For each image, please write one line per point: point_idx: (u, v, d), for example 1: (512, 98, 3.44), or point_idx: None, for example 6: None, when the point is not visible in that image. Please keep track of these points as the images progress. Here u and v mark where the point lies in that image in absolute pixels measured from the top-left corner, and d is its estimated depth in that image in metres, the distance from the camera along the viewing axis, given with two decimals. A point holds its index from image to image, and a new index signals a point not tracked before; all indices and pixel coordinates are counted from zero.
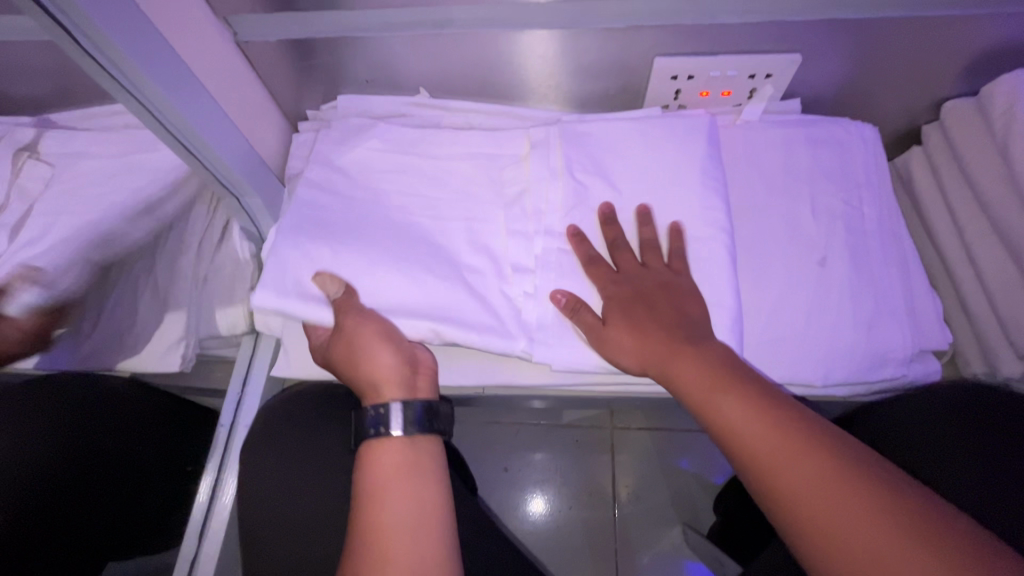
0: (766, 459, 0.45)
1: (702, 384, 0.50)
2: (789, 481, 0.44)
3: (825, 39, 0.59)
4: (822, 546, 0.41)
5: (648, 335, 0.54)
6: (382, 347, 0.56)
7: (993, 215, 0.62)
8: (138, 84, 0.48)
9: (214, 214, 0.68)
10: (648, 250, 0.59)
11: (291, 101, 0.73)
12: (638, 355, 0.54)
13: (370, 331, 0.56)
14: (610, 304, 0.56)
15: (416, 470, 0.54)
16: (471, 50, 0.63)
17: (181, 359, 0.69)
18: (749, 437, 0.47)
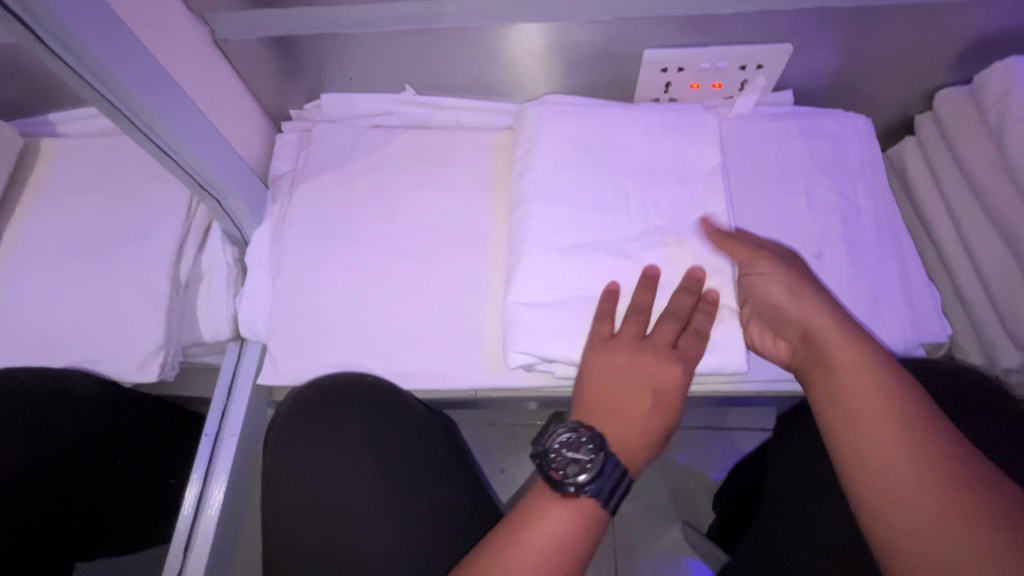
0: (859, 415, 0.45)
1: (825, 328, 0.49)
2: (871, 437, 0.44)
3: (817, 29, 0.58)
4: (871, 500, 0.42)
5: (797, 292, 0.51)
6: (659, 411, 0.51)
7: (988, 204, 0.62)
8: (111, 84, 0.46)
9: (194, 218, 0.65)
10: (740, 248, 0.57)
11: (274, 101, 0.71)
12: (795, 306, 0.51)
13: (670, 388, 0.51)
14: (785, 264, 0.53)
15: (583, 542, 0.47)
16: (459, 46, 0.61)
17: (160, 368, 0.63)
18: (846, 385, 0.47)
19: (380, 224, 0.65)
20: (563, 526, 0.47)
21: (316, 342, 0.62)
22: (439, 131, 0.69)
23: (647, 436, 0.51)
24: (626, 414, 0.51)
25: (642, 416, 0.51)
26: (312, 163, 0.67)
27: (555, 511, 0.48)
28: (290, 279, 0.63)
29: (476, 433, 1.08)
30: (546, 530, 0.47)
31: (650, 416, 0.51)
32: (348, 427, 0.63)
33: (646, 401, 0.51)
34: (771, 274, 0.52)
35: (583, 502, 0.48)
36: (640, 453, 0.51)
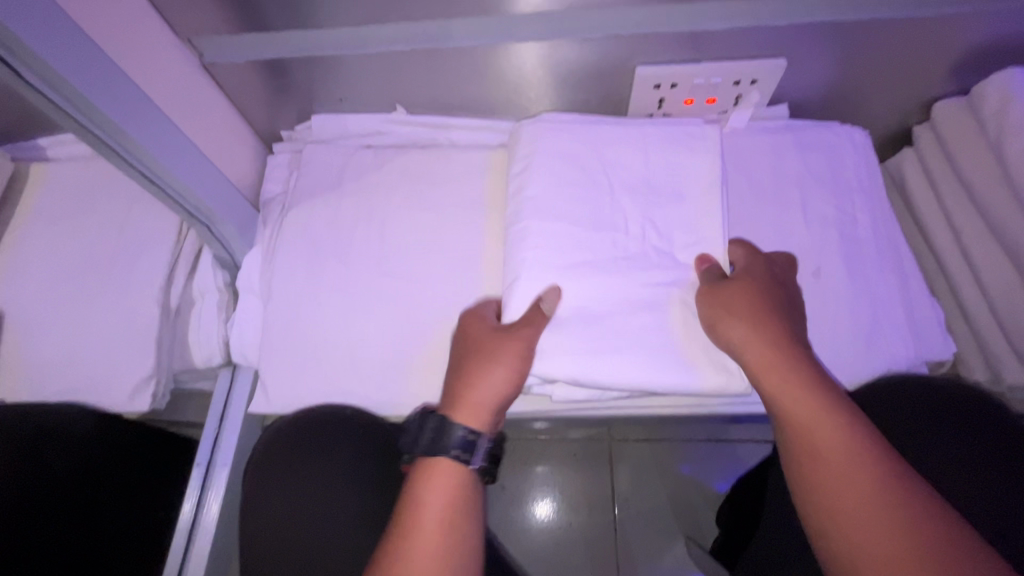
0: (814, 457, 0.46)
1: (768, 365, 0.49)
2: (831, 474, 0.45)
3: (809, 43, 0.57)
4: (829, 534, 0.44)
5: (746, 326, 0.50)
6: (489, 368, 0.52)
7: (990, 216, 0.60)
8: (88, 113, 0.46)
9: (184, 244, 0.64)
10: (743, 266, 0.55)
11: (265, 122, 0.71)
12: (742, 342, 0.50)
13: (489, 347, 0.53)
14: (736, 290, 0.52)
15: (462, 490, 0.52)
16: (448, 65, 0.61)
17: (152, 397, 0.62)
18: (796, 422, 0.48)
19: (372, 246, 0.64)
20: (439, 491, 0.51)
21: (308, 366, 0.61)
22: (431, 149, 0.69)
23: (490, 376, 0.52)
24: (461, 369, 0.54)
25: (477, 365, 0.53)
26: (305, 184, 0.67)
27: (425, 485, 0.51)
28: (281, 303, 0.63)
29: None
30: (428, 501, 0.50)
31: (479, 363, 0.52)
32: (318, 459, 0.64)
33: (471, 350, 0.54)
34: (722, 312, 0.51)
35: (439, 465, 0.52)
36: (484, 412, 0.52)
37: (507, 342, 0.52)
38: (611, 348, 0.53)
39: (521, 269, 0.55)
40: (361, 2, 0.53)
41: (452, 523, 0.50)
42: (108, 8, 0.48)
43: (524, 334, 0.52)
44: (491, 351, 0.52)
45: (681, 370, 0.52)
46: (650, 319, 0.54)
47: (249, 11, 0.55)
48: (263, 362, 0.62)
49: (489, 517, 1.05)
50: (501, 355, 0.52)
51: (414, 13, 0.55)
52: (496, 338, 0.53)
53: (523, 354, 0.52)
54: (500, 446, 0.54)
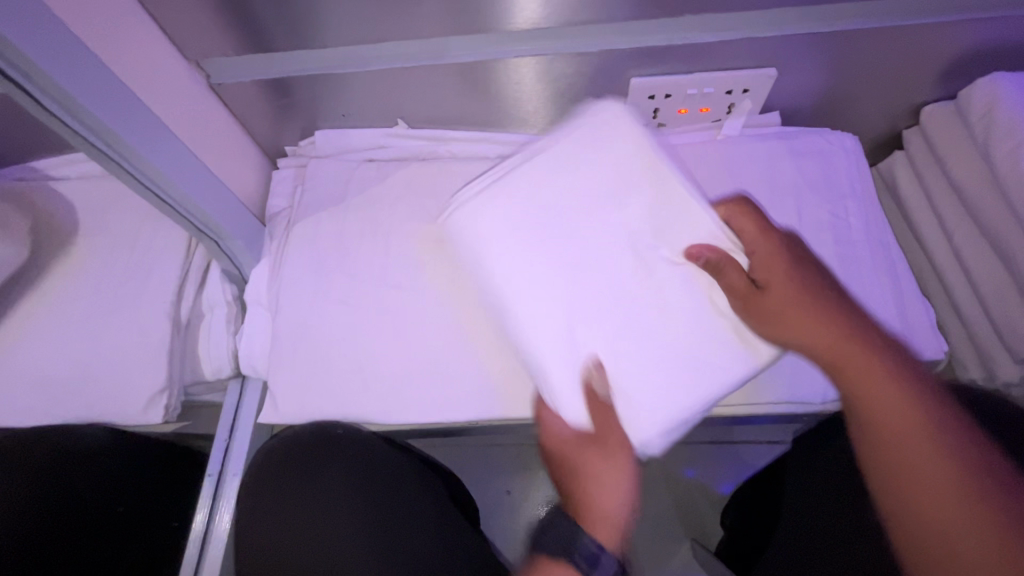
0: (878, 425, 0.47)
1: (827, 344, 0.50)
2: (894, 441, 0.45)
3: (798, 53, 0.59)
4: (893, 496, 0.45)
5: (801, 314, 0.52)
6: (608, 486, 0.53)
7: (979, 218, 0.62)
8: (81, 116, 0.46)
9: (193, 259, 0.66)
10: (757, 242, 0.56)
11: (270, 138, 0.73)
12: (789, 335, 0.52)
13: (599, 465, 0.53)
14: (778, 280, 0.53)
15: None
16: (447, 81, 0.62)
17: (164, 410, 0.63)
18: (858, 392, 0.48)
19: (376, 258, 0.66)
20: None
21: (315, 379, 0.63)
22: (433, 162, 0.70)
23: (610, 484, 0.53)
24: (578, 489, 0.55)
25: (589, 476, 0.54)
26: (310, 199, 0.69)
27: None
28: (289, 317, 0.64)
29: (483, 454, 1.09)
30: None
31: (600, 478, 0.53)
32: (320, 477, 0.65)
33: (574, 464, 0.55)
34: (767, 316, 0.53)
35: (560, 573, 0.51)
36: (614, 527, 0.53)
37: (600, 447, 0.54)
38: (623, 368, 0.55)
39: (511, 297, 0.57)
40: (363, 22, 0.55)
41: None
42: (119, 34, 0.50)
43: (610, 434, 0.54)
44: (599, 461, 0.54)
45: (682, 383, 0.54)
46: (643, 331, 0.56)
47: (255, 31, 0.56)
48: (273, 374, 0.63)
49: (494, 524, 1.06)
50: (609, 461, 0.54)
51: (415, 32, 0.57)
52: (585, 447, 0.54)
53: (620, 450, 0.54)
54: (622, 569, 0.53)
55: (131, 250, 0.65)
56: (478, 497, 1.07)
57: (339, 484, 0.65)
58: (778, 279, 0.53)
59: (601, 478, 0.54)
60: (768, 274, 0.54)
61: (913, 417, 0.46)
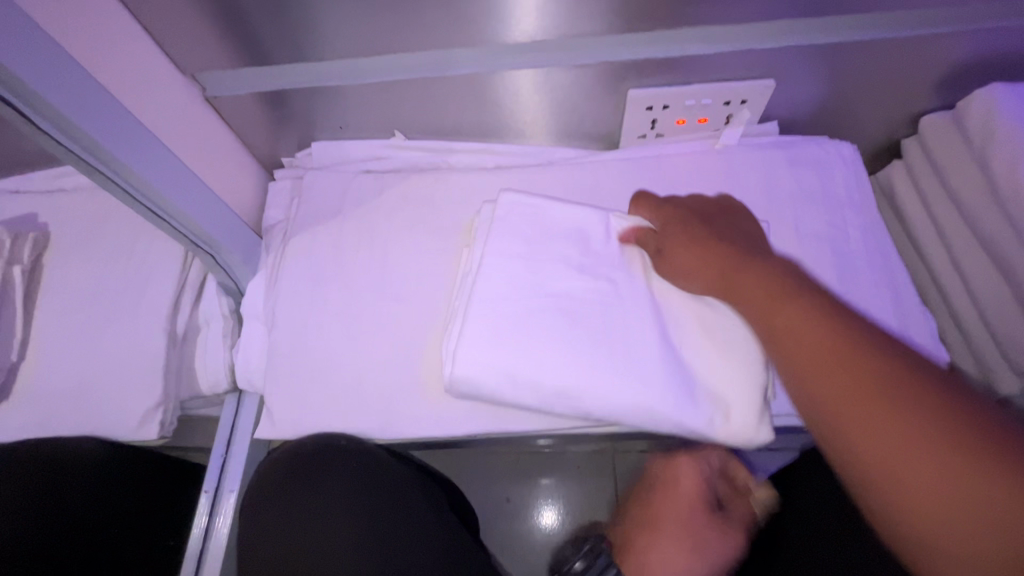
0: (802, 366, 0.42)
1: (757, 293, 0.47)
2: (816, 381, 0.41)
3: (795, 64, 0.59)
4: (829, 438, 0.40)
5: (691, 253, 0.55)
6: (676, 550, 0.63)
7: (978, 228, 0.62)
8: (72, 134, 0.45)
9: (189, 272, 0.65)
10: (662, 216, 0.59)
11: (266, 149, 0.72)
12: (704, 289, 0.54)
13: (680, 527, 0.64)
14: (681, 243, 0.56)
15: None
16: (444, 94, 0.62)
17: (159, 426, 0.63)
18: (783, 334, 0.44)
19: (374, 271, 0.65)
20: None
21: (313, 393, 0.62)
22: (430, 172, 0.70)
23: (676, 551, 0.63)
24: (652, 537, 0.65)
25: (655, 527, 0.66)
26: (307, 211, 0.69)
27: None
28: (286, 330, 0.64)
29: (482, 462, 1.08)
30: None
31: (676, 538, 0.64)
32: (322, 485, 0.64)
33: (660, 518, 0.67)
34: (685, 278, 0.56)
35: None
36: None
37: (685, 513, 0.65)
38: (693, 389, 0.55)
39: (498, 327, 0.56)
40: (359, 35, 0.55)
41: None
42: (112, 47, 0.50)
43: (705, 518, 0.64)
44: (687, 527, 0.64)
45: (734, 388, 0.55)
46: (682, 354, 0.57)
47: (250, 44, 0.56)
48: (270, 388, 0.63)
49: (494, 533, 1.05)
50: (704, 534, 0.64)
51: (411, 45, 0.57)
52: (680, 513, 0.65)
53: (701, 544, 0.63)
54: None
55: (125, 263, 0.64)
56: (478, 506, 1.07)
57: (342, 492, 0.64)
58: (675, 231, 0.57)
59: (679, 537, 0.64)
60: (669, 238, 0.57)
61: (867, 377, 0.39)
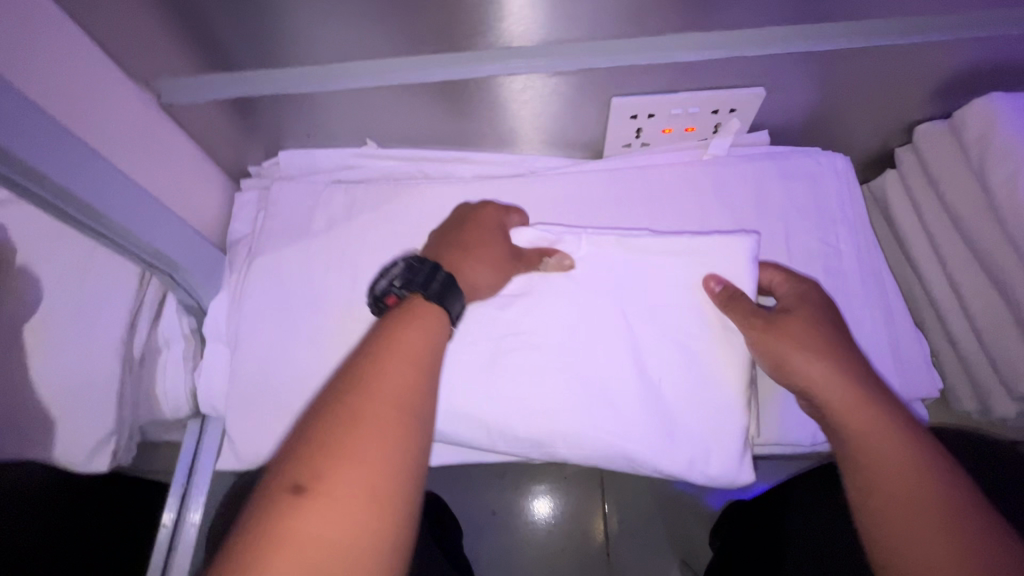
0: (886, 506, 0.44)
1: (866, 428, 0.46)
2: (897, 525, 0.43)
3: (786, 73, 0.56)
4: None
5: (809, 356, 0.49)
6: (485, 236, 0.55)
7: (975, 245, 0.59)
8: (11, 162, 0.41)
9: (146, 292, 0.61)
10: (794, 294, 0.54)
11: (231, 158, 0.68)
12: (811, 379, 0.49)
13: (491, 224, 0.56)
14: (806, 322, 0.51)
15: (432, 340, 0.46)
16: (418, 101, 0.59)
17: (111, 457, 0.61)
18: (881, 473, 0.45)
19: (343, 287, 0.62)
20: (421, 333, 0.45)
21: (282, 418, 0.59)
22: (404, 183, 0.66)
23: (481, 264, 0.53)
24: (449, 235, 0.56)
25: (466, 249, 0.53)
26: (273, 224, 0.65)
27: (402, 329, 0.45)
28: (251, 351, 0.61)
29: (465, 472, 1.06)
30: (403, 347, 0.44)
31: (484, 219, 0.56)
32: None
33: (444, 248, 0.54)
34: (795, 355, 0.50)
35: (411, 301, 0.48)
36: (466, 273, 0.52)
37: (491, 236, 0.55)
38: (676, 429, 0.54)
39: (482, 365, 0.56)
40: (324, 40, 0.52)
41: (411, 388, 0.42)
42: (46, 54, 0.46)
43: (505, 243, 0.55)
44: (476, 235, 0.55)
45: (717, 433, 0.54)
46: (665, 394, 0.55)
47: (206, 49, 0.52)
48: (235, 415, 0.60)
49: (480, 541, 1.03)
50: (486, 235, 0.55)
51: (379, 50, 0.53)
52: (492, 228, 0.55)
53: (497, 230, 0.55)
54: (445, 288, 0.49)
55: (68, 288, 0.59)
56: (463, 515, 1.04)
57: None
58: (802, 312, 0.52)
59: (488, 237, 0.55)
60: (795, 308, 0.52)
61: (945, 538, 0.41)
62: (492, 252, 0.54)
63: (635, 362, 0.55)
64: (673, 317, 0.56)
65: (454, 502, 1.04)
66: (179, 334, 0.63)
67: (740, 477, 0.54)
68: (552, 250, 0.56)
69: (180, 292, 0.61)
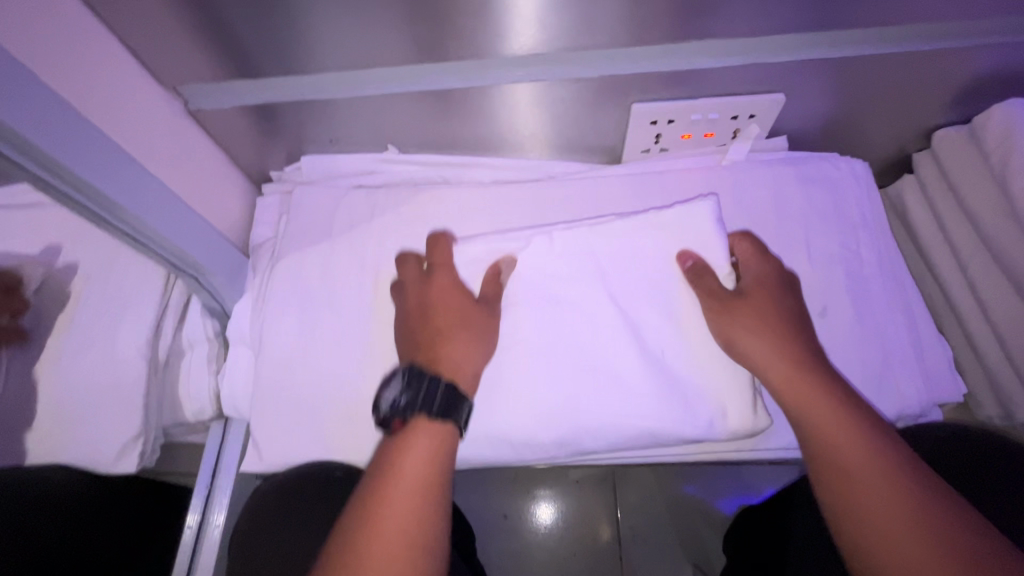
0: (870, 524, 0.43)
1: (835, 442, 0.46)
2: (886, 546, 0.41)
3: (806, 79, 0.56)
4: None
5: (761, 335, 0.51)
6: (450, 308, 0.55)
7: (996, 250, 0.59)
8: (44, 162, 0.42)
9: (171, 295, 0.62)
10: (751, 276, 0.56)
11: (255, 162, 0.69)
12: (761, 356, 0.51)
13: (449, 287, 0.56)
14: (761, 300, 0.53)
15: (440, 449, 0.48)
16: (438, 108, 0.60)
17: (138, 458, 0.62)
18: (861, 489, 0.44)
19: (365, 293, 0.62)
20: (423, 450, 0.48)
21: (303, 421, 0.60)
22: (425, 188, 0.67)
23: (465, 343, 0.53)
24: (420, 318, 0.56)
25: (447, 337, 0.53)
26: (295, 230, 0.66)
27: (410, 443, 0.48)
28: (274, 353, 0.61)
29: (479, 476, 1.06)
30: (405, 468, 0.47)
31: (439, 285, 0.56)
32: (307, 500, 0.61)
33: (422, 339, 0.54)
34: (746, 328, 0.52)
35: (419, 426, 0.49)
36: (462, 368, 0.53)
37: (460, 302, 0.55)
38: (685, 393, 0.54)
39: (502, 368, 0.56)
40: (349, 49, 0.52)
41: (415, 514, 0.45)
42: (81, 60, 0.47)
43: (467, 298, 0.56)
44: (440, 311, 0.55)
45: (717, 386, 0.54)
46: (669, 362, 0.55)
47: (234, 56, 0.53)
48: (258, 418, 0.60)
49: (491, 543, 1.03)
50: (450, 306, 0.55)
51: (405, 58, 0.54)
52: (451, 293, 0.56)
53: (457, 298, 0.55)
54: (447, 398, 0.50)
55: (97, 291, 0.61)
56: (475, 518, 1.04)
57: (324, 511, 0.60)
58: (760, 293, 0.54)
59: (451, 309, 0.55)
60: (752, 286, 0.54)
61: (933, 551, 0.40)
62: (465, 328, 0.54)
63: (643, 347, 0.55)
64: (674, 297, 0.57)
65: (468, 505, 1.04)
66: (205, 334, 0.64)
67: (758, 424, 0.54)
68: (499, 265, 0.57)
69: (204, 292, 0.62)
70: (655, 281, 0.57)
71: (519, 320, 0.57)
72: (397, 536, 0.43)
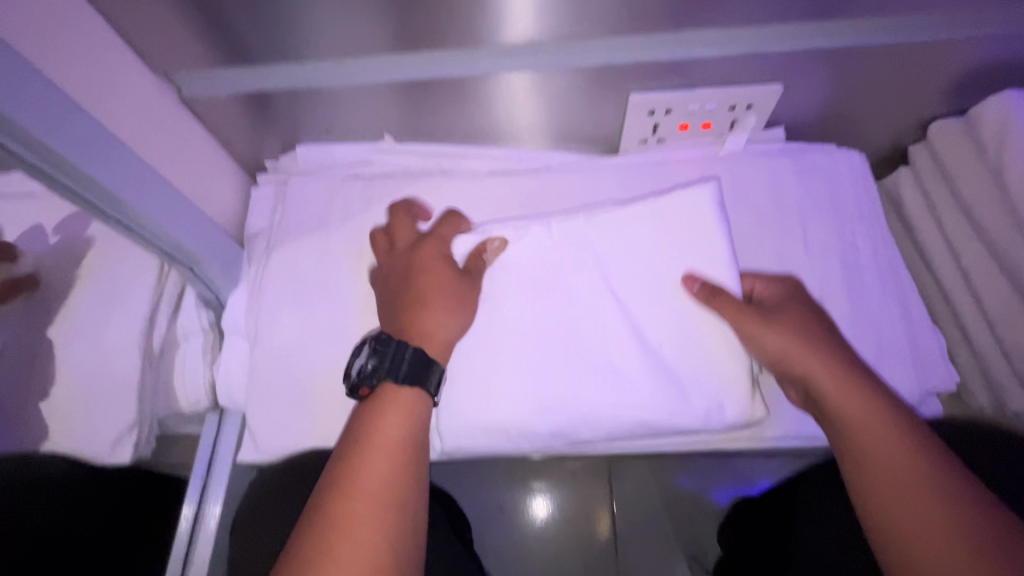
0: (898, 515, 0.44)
1: (870, 440, 0.47)
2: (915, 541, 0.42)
3: (804, 69, 0.56)
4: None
5: (798, 345, 0.51)
6: (432, 276, 0.54)
7: (991, 241, 0.60)
8: (36, 149, 0.41)
9: (165, 286, 0.61)
10: (776, 294, 0.56)
11: (249, 152, 0.69)
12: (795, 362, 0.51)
13: (436, 258, 0.55)
14: (790, 315, 0.53)
15: (416, 415, 0.49)
16: (435, 96, 0.59)
17: (133, 449, 0.62)
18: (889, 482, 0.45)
19: (361, 283, 0.62)
20: (398, 414, 0.48)
21: (299, 412, 0.59)
22: (421, 178, 0.66)
23: (442, 311, 0.52)
24: (403, 285, 0.54)
25: (425, 303, 0.52)
26: (290, 219, 0.65)
27: (387, 403, 0.48)
28: (269, 344, 0.61)
29: (474, 468, 1.06)
30: (381, 431, 0.47)
31: (424, 254, 0.55)
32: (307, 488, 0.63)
33: (402, 305, 0.53)
34: (774, 339, 0.52)
35: (388, 390, 0.49)
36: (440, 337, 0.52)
37: (445, 272, 0.54)
38: (684, 384, 0.55)
39: (500, 357, 0.56)
40: (344, 36, 0.52)
41: (394, 471, 0.45)
42: (71, 45, 0.46)
43: (450, 268, 0.54)
44: (423, 279, 0.54)
45: (717, 377, 0.54)
46: (667, 355, 0.55)
47: (228, 43, 0.53)
48: (254, 409, 0.60)
49: (488, 537, 1.03)
50: (433, 275, 0.54)
51: (401, 45, 0.53)
52: (436, 263, 0.54)
53: (439, 267, 0.54)
54: (414, 363, 0.49)
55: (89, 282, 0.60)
56: (471, 510, 1.04)
57: None
58: (789, 308, 0.54)
59: (434, 277, 0.54)
60: (780, 303, 0.55)
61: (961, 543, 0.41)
62: (448, 298, 0.53)
63: (642, 337, 0.56)
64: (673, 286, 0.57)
65: (464, 497, 1.04)
66: (200, 323, 0.64)
67: (754, 413, 0.54)
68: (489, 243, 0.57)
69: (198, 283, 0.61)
70: (656, 272, 0.57)
71: (515, 310, 0.57)
72: (373, 489, 0.44)
